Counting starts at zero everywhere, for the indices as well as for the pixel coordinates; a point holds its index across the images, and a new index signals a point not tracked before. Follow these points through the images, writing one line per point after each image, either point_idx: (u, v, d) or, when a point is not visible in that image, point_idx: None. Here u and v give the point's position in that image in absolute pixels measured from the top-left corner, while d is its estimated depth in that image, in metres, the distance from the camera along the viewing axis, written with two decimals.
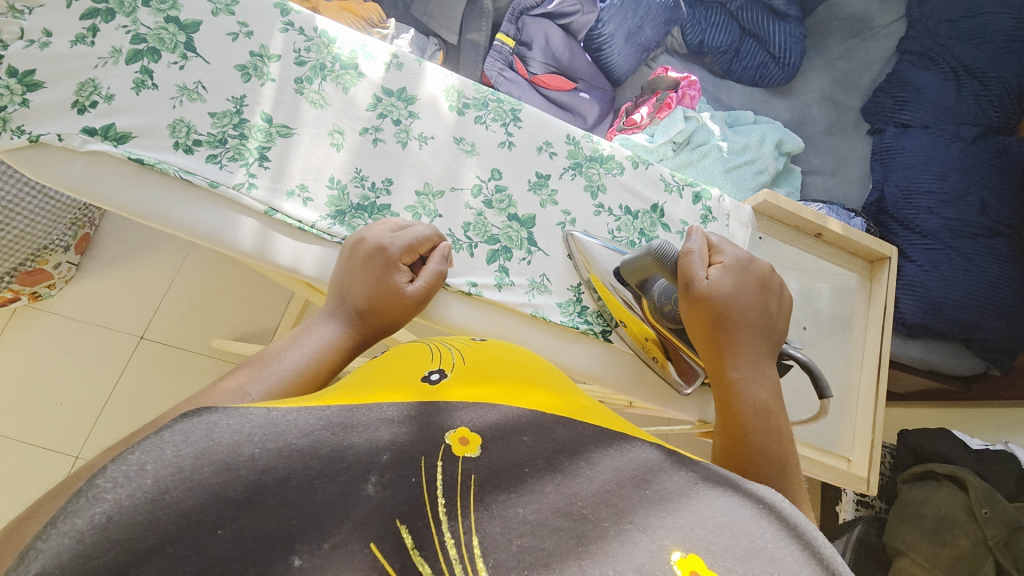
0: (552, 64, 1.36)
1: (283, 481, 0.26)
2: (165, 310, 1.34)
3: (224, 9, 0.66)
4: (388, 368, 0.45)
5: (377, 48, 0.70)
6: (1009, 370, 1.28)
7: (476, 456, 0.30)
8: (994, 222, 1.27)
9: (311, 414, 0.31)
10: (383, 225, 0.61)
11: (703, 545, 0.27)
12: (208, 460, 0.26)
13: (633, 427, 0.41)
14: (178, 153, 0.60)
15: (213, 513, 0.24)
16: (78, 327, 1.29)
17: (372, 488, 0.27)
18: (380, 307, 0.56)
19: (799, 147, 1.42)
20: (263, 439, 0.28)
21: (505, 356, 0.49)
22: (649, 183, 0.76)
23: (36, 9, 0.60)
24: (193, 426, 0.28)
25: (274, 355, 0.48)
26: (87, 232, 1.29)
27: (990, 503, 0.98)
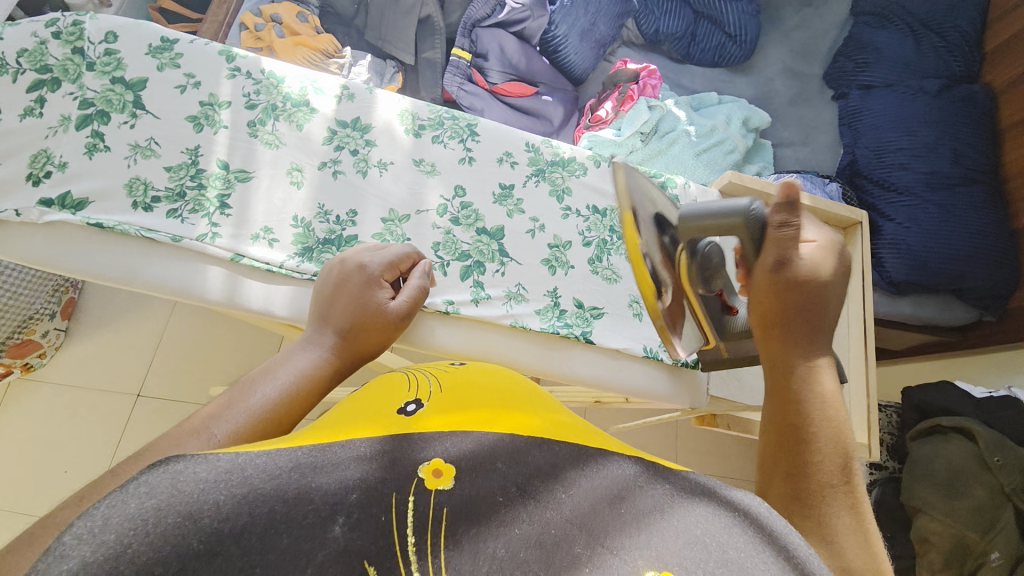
0: (510, 72, 1.38)
1: (248, 526, 0.26)
2: (158, 365, 1.34)
3: (169, 63, 0.67)
4: (365, 404, 0.44)
5: (327, 82, 0.70)
6: (1002, 315, 1.29)
7: (449, 487, 0.30)
8: (967, 171, 1.28)
9: (279, 454, 0.31)
10: (361, 247, 0.60)
11: (678, 562, 0.28)
12: (171, 509, 0.26)
13: (609, 437, 0.42)
14: (137, 212, 0.60)
15: (175, 568, 0.24)
16: (73, 393, 1.29)
17: (339, 530, 0.27)
18: (367, 323, 0.52)
19: (765, 121, 1.43)
20: (229, 485, 0.28)
21: (483, 380, 0.48)
22: (613, 180, 0.76)
23: None
24: (157, 477, 0.28)
25: (243, 389, 0.41)
26: (72, 297, 1.29)
27: (1001, 450, 0.97)
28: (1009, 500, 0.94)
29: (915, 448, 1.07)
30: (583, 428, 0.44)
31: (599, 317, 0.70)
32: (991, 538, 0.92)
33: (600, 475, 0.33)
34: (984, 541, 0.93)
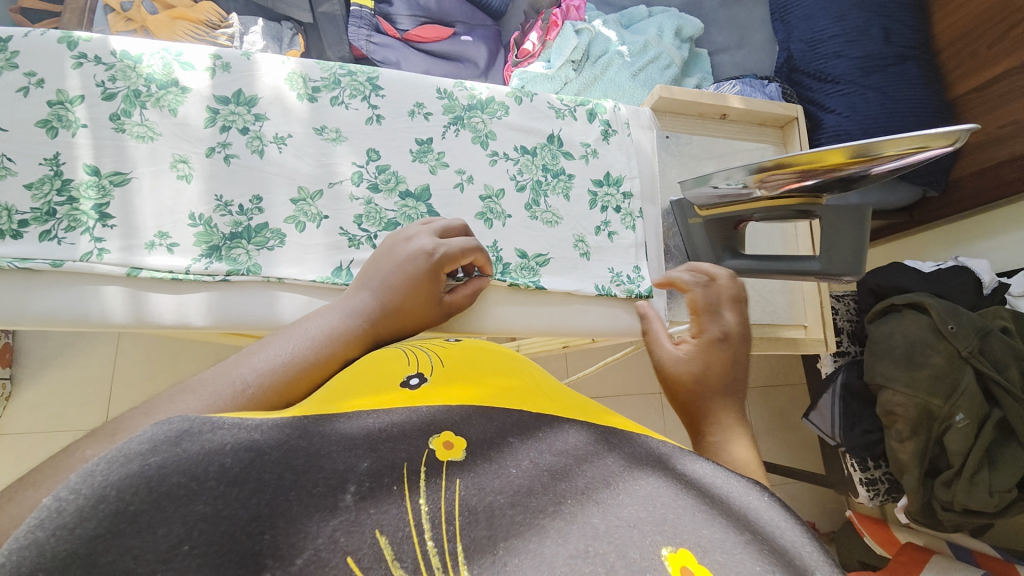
0: (420, 14, 1.25)
1: (256, 488, 0.24)
2: (120, 395, 1.30)
3: (2, 63, 0.56)
4: (360, 373, 0.40)
5: (193, 54, 0.61)
6: (945, 189, 1.32)
7: (461, 459, 0.28)
8: (900, 47, 1.27)
9: (292, 423, 0.30)
10: (426, 229, 0.57)
11: (691, 534, 0.25)
12: (177, 469, 0.24)
13: (571, 405, 0.40)
14: (4, 242, 0.52)
15: (174, 528, 0.22)
16: (39, 440, 1.24)
17: (350, 499, 0.25)
18: (409, 310, 0.51)
19: (698, 28, 1.37)
20: (237, 448, 0.26)
21: (484, 356, 0.45)
22: (538, 114, 0.71)
23: None
24: (163, 434, 0.26)
25: (275, 340, 0.41)
26: (5, 343, 1.21)
27: (955, 317, 1.02)
28: (967, 362, 0.99)
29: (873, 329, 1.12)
30: (551, 392, 0.42)
31: (546, 263, 0.67)
32: (954, 402, 0.97)
33: (560, 446, 0.31)
34: (947, 405, 0.98)
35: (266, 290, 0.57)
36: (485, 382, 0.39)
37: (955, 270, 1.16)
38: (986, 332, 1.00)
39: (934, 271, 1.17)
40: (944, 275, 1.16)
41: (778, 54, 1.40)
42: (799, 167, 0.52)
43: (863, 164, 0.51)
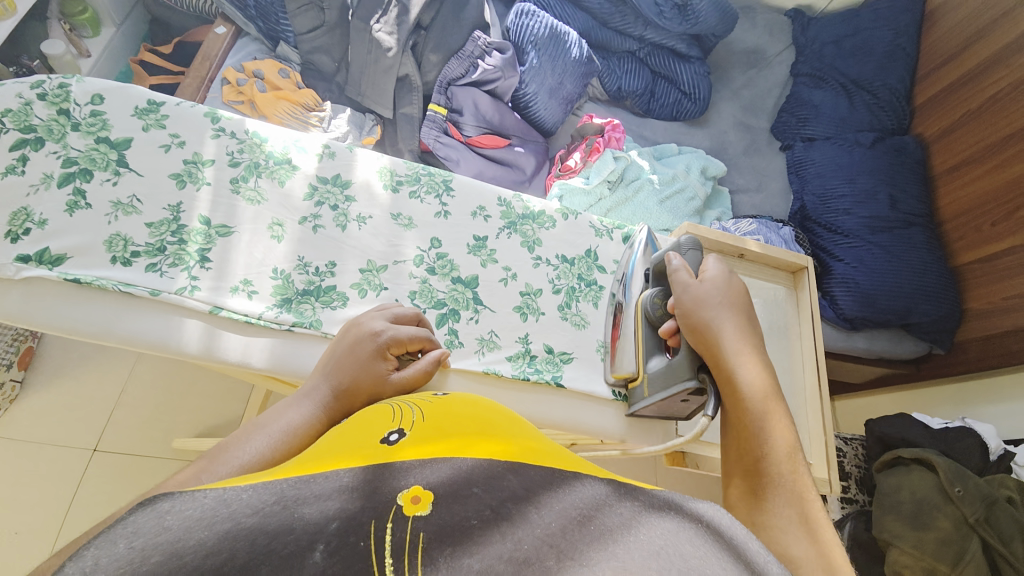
0: (484, 125, 1.44)
1: (231, 557, 0.27)
2: (119, 416, 1.33)
3: (154, 124, 0.68)
4: (352, 433, 0.46)
5: (309, 141, 0.74)
6: (951, 348, 1.42)
7: (426, 514, 0.32)
8: (905, 214, 1.42)
9: (266, 489, 0.33)
10: (381, 312, 0.63)
11: (634, 561, 0.29)
12: (157, 549, 0.27)
13: (590, 465, 0.45)
14: (116, 267, 0.60)
15: None
16: (27, 449, 1.26)
17: (318, 556, 0.27)
18: (362, 391, 0.55)
19: (722, 170, 1.55)
20: (212, 522, 0.29)
21: (464, 410, 0.50)
22: (580, 231, 0.82)
23: None
24: (148, 516, 0.29)
25: (238, 441, 0.45)
26: (30, 345, 1.31)
27: (961, 480, 1.03)
28: (974, 530, 0.99)
29: (882, 480, 1.14)
30: (556, 453, 0.46)
31: (569, 361, 0.73)
32: (960, 570, 0.97)
33: (560, 506, 0.34)
34: (954, 573, 0.98)
35: (322, 345, 0.64)
36: (481, 439, 0.44)
37: (963, 431, 1.18)
38: (993, 501, 1.00)
39: (942, 429, 1.20)
40: (953, 433, 1.18)
41: (792, 201, 1.56)
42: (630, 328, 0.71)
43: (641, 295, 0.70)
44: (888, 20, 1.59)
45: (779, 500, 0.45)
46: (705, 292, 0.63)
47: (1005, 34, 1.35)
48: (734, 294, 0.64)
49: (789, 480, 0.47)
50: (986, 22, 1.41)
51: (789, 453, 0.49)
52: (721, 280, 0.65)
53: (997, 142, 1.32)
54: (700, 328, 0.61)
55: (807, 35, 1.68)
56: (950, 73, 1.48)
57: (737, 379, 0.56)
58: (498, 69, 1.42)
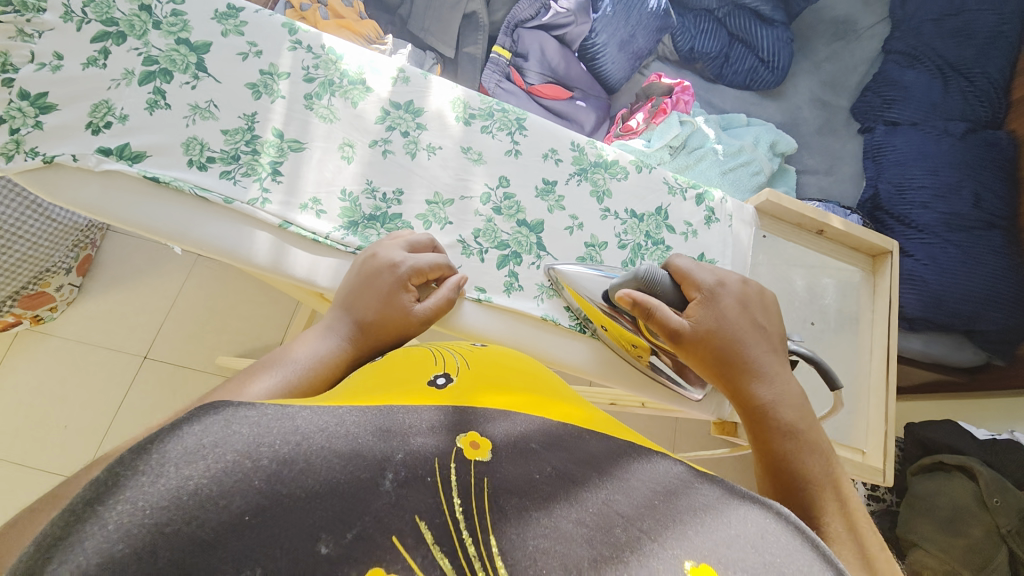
0: (549, 74, 1.36)
1: (307, 471, 0.28)
2: (167, 330, 1.46)
3: (233, 30, 0.66)
4: (396, 371, 0.46)
5: (384, 64, 0.71)
6: (1012, 360, 1.31)
7: (487, 459, 0.32)
8: (989, 215, 1.31)
9: (326, 412, 0.33)
10: (394, 242, 0.61)
11: (711, 550, 0.28)
12: (231, 447, 0.28)
13: (629, 433, 0.44)
14: (191, 170, 0.60)
15: (239, 499, 0.26)
16: (83, 350, 1.41)
17: (389, 484, 0.29)
18: (384, 323, 0.56)
19: (792, 147, 1.46)
20: (281, 432, 0.30)
21: (510, 364, 0.51)
22: (653, 187, 0.77)
23: (46, 32, 0.61)
24: (213, 419, 0.30)
25: (263, 371, 0.48)
26: (88, 254, 1.42)
27: (1002, 493, 1.01)
28: (1004, 542, 0.98)
29: (917, 483, 1.13)
30: (588, 414, 0.46)
31: None
32: None
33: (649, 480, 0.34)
34: None
35: None
36: (526, 394, 0.44)
37: (1012, 444, 1.11)
38: None
39: (990, 440, 1.13)
40: (1002, 445, 1.11)
41: (864, 188, 1.46)
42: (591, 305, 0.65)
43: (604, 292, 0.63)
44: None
45: (825, 512, 0.47)
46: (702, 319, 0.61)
47: None
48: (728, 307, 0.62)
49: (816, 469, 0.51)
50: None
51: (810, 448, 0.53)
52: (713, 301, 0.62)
53: None
54: (727, 355, 0.59)
55: (906, 7, 1.52)
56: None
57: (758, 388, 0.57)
58: (571, 13, 1.34)
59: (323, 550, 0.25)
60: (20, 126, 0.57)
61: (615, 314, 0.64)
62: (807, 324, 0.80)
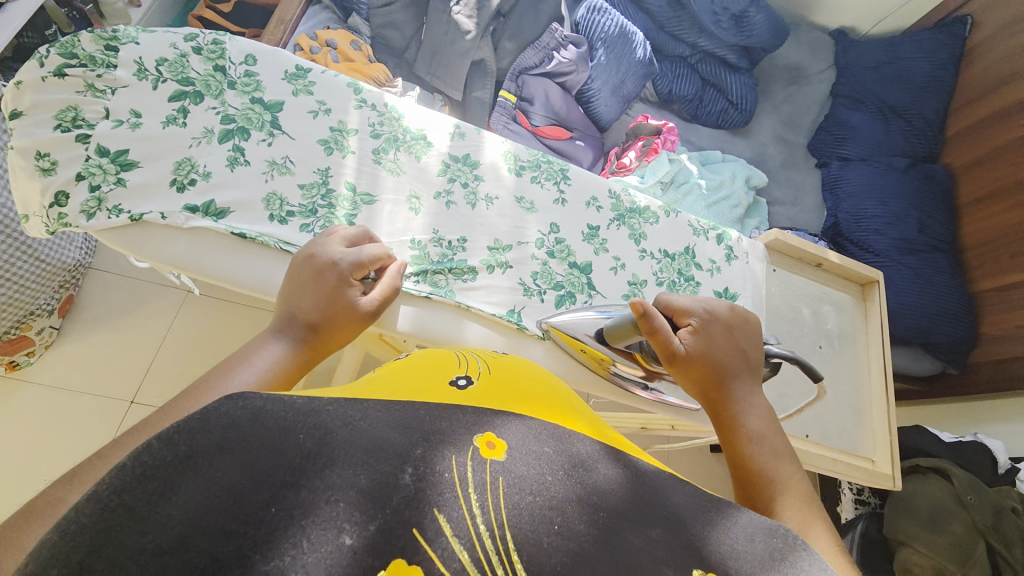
0: (551, 117, 1.46)
1: (331, 466, 0.28)
2: (155, 370, 1.34)
3: (302, 89, 0.70)
4: (417, 369, 0.48)
5: (442, 121, 0.77)
6: (964, 368, 1.49)
7: (503, 460, 0.32)
8: (932, 239, 1.50)
9: (350, 407, 0.32)
10: (333, 240, 0.57)
11: (717, 560, 0.30)
12: (258, 442, 0.27)
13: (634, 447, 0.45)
14: (273, 224, 0.63)
15: (264, 492, 0.26)
16: (59, 397, 1.28)
17: (409, 478, 0.29)
18: (334, 324, 0.53)
19: (763, 181, 1.60)
20: (307, 426, 0.29)
21: (527, 374, 0.52)
22: (681, 229, 0.86)
23: (120, 89, 0.62)
24: (240, 410, 0.29)
25: (221, 375, 0.46)
26: (70, 293, 1.33)
27: (974, 490, 1.13)
28: (982, 536, 1.09)
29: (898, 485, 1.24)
30: (588, 422, 0.48)
31: None
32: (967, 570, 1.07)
33: None
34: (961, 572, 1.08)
35: (456, 315, 0.67)
36: (536, 400, 0.47)
37: (977, 445, 1.26)
38: (1001, 510, 1.10)
39: (954, 442, 1.28)
40: (966, 446, 1.27)
41: (824, 218, 1.62)
42: (583, 344, 0.69)
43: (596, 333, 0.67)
44: (929, 49, 1.63)
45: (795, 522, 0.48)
46: (694, 339, 0.61)
47: None
48: (718, 330, 0.62)
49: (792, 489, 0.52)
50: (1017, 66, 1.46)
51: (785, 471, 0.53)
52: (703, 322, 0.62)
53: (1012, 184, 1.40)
54: (709, 379, 0.60)
55: (847, 56, 1.73)
56: (973, 113, 1.55)
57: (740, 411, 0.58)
58: (573, 62, 1.45)
59: (347, 542, 0.26)
60: (101, 184, 0.58)
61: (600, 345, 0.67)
62: (817, 348, 0.90)
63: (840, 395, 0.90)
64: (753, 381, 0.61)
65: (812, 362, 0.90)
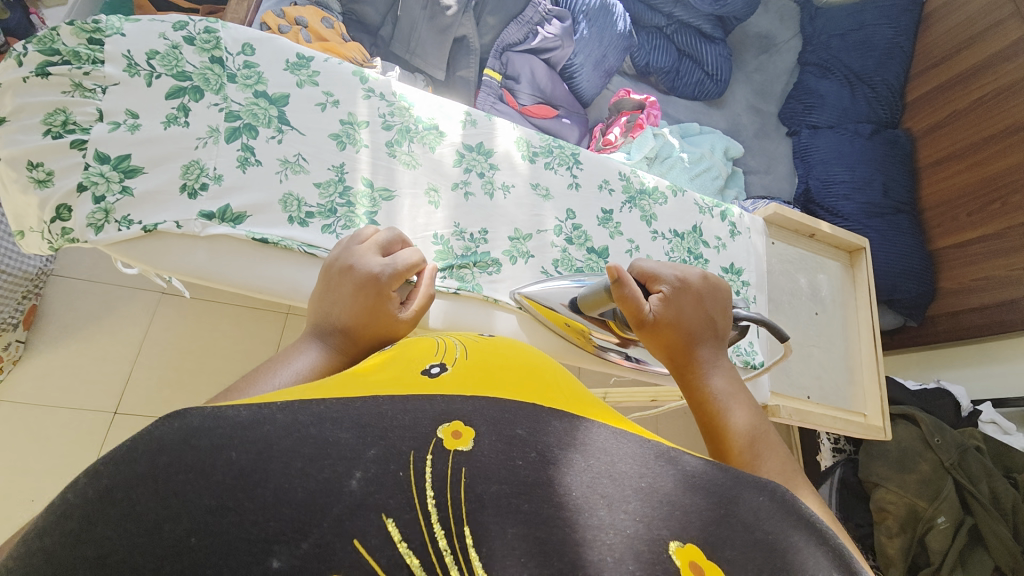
0: (538, 95, 1.43)
1: (262, 480, 0.23)
2: (138, 378, 1.25)
3: (307, 80, 0.67)
4: (394, 359, 0.41)
5: (453, 108, 0.74)
6: (921, 320, 1.58)
7: (469, 449, 0.28)
8: (895, 202, 1.58)
9: (302, 410, 0.28)
10: (368, 249, 0.57)
11: (699, 532, 0.27)
12: (182, 466, 0.23)
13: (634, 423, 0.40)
14: (294, 227, 0.60)
15: (177, 524, 0.21)
16: (38, 413, 1.18)
17: (356, 484, 0.25)
18: (371, 330, 0.52)
19: (740, 151, 1.61)
20: (240, 440, 0.25)
21: (510, 352, 0.45)
22: (687, 208, 0.88)
23: (111, 87, 0.57)
24: (174, 431, 0.25)
25: (263, 377, 0.43)
26: (34, 304, 1.20)
27: (939, 432, 1.25)
28: (948, 473, 1.20)
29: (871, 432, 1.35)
30: (593, 403, 0.42)
31: None
32: (937, 505, 1.18)
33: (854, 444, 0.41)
34: (931, 507, 1.18)
35: (486, 309, 0.68)
36: (527, 379, 0.40)
37: (939, 392, 1.39)
38: (963, 448, 1.22)
39: (919, 389, 1.40)
40: (930, 393, 1.39)
41: (795, 184, 1.67)
42: (557, 313, 0.67)
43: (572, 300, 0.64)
44: (890, 17, 1.68)
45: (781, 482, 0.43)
46: (667, 303, 0.56)
47: (1000, 39, 1.45)
48: (689, 292, 0.57)
49: (776, 453, 0.46)
50: (980, 29, 1.51)
51: (765, 436, 0.47)
52: (673, 283, 0.58)
53: (979, 141, 1.45)
54: (672, 342, 0.55)
55: (814, 24, 1.75)
56: (937, 76, 1.60)
57: (712, 375, 0.53)
58: (558, 38, 1.42)
59: (275, 564, 0.21)
60: (105, 193, 0.54)
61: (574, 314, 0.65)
62: (814, 314, 0.95)
63: (834, 358, 0.96)
64: (723, 344, 0.57)
65: (810, 328, 0.95)
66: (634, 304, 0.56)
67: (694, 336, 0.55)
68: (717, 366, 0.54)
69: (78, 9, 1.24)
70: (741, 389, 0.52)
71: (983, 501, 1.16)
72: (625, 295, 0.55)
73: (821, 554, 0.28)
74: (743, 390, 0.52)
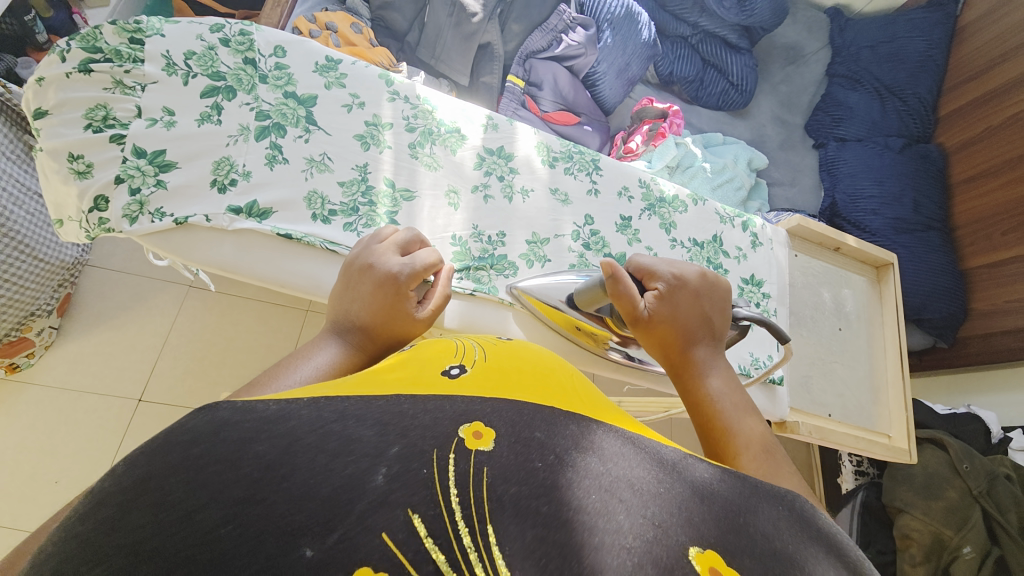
0: (560, 102, 1.43)
1: (289, 474, 0.24)
2: (162, 368, 1.29)
3: (335, 82, 0.68)
4: (413, 358, 0.42)
5: (475, 112, 0.76)
6: (953, 342, 1.53)
7: (489, 449, 0.28)
8: (926, 219, 1.53)
9: (326, 407, 0.29)
10: (388, 248, 0.57)
11: (718, 537, 0.26)
12: (213, 457, 0.24)
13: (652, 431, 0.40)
14: (317, 224, 0.62)
15: (211, 510, 0.22)
16: (67, 398, 1.22)
17: (381, 479, 0.25)
18: (388, 329, 0.53)
19: (764, 163, 1.59)
20: (269, 434, 0.26)
21: (529, 356, 0.46)
22: (708, 217, 0.87)
23: (150, 85, 0.59)
24: (204, 424, 0.26)
25: (283, 373, 0.43)
26: (69, 292, 1.25)
27: (968, 458, 1.20)
28: (976, 501, 1.15)
29: None
30: (610, 409, 0.42)
31: None
32: (963, 534, 1.12)
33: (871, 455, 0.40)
34: (957, 536, 1.13)
35: (500, 311, 0.68)
36: (542, 383, 0.40)
37: (970, 416, 1.33)
38: (993, 476, 1.17)
39: (949, 414, 1.35)
40: (960, 418, 1.34)
41: (821, 198, 1.63)
42: (560, 312, 0.67)
43: (566, 297, 0.66)
44: (923, 29, 1.64)
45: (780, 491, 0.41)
46: (665, 301, 0.56)
47: None
48: (688, 292, 0.57)
49: (775, 461, 0.44)
50: (1015, 44, 1.46)
51: (765, 445, 0.45)
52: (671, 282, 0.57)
53: (1010, 160, 1.41)
54: (668, 341, 0.55)
55: (844, 35, 1.71)
56: (971, 91, 1.56)
57: (708, 377, 0.52)
58: (581, 45, 1.43)
59: (306, 554, 0.21)
60: (141, 186, 0.56)
61: (569, 309, 0.66)
62: (838, 330, 0.93)
63: (858, 376, 0.94)
64: (720, 347, 0.56)
65: (833, 345, 0.93)
66: (629, 300, 0.55)
67: (690, 336, 0.55)
68: (712, 367, 0.53)
69: (121, 12, 1.30)
70: (738, 392, 0.51)
71: (1012, 533, 1.10)
72: (619, 289, 0.55)
73: (837, 563, 0.27)
74: (739, 393, 0.51)
